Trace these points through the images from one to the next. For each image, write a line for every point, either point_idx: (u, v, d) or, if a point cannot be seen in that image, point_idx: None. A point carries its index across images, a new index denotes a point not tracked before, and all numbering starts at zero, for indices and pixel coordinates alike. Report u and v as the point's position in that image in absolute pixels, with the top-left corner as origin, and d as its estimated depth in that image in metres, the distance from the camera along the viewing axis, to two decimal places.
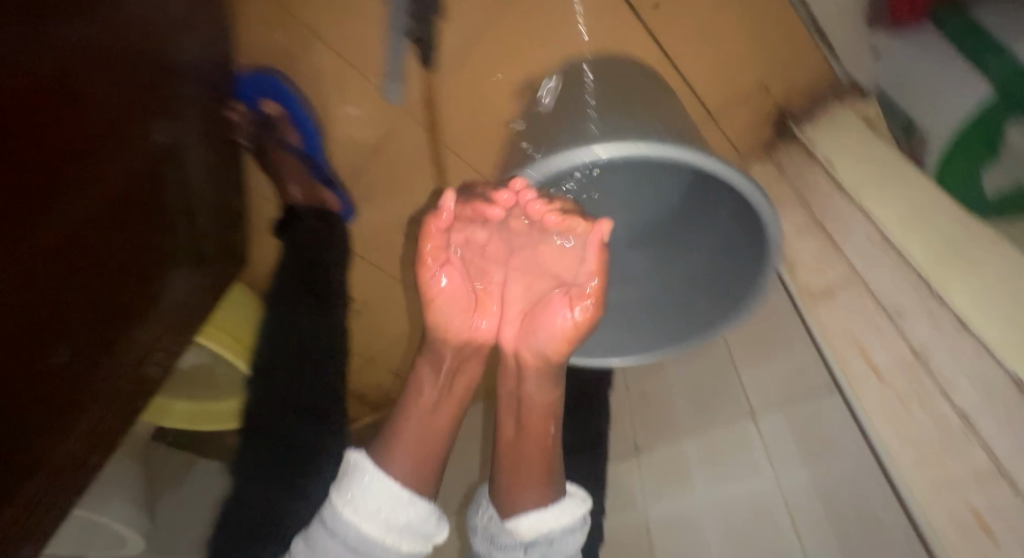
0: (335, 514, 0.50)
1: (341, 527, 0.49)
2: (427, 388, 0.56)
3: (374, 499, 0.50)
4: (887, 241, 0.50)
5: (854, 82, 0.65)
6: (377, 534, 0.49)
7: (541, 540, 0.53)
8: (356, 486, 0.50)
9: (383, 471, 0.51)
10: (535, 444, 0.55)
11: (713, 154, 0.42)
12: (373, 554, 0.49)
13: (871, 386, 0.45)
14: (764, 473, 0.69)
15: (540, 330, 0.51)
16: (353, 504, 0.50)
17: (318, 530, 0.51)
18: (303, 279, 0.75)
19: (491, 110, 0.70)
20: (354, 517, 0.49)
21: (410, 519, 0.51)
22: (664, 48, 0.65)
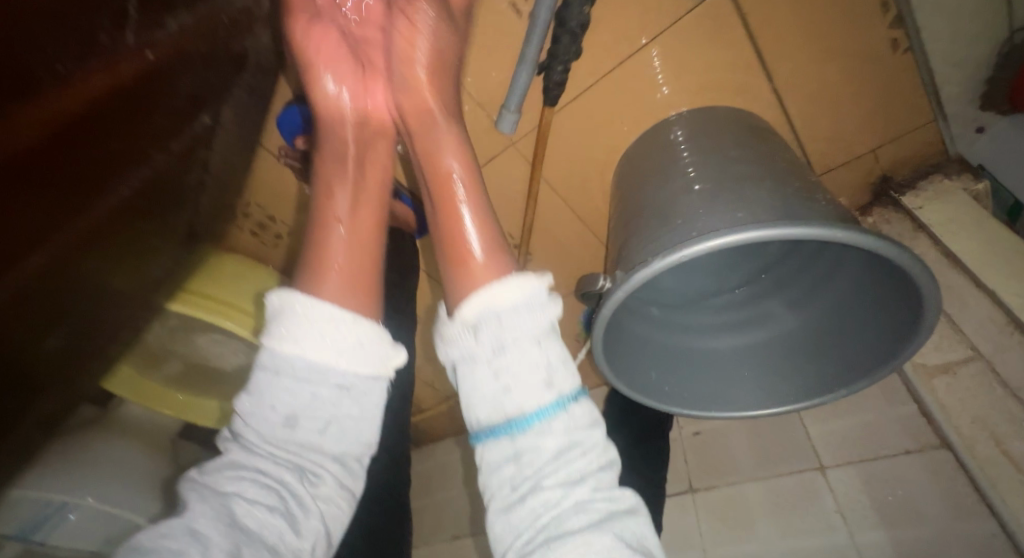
0: (271, 356, 0.41)
1: (286, 367, 0.41)
2: (341, 200, 0.49)
3: (315, 321, 0.41)
4: (1017, 326, 0.50)
5: (962, 158, 0.66)
6: (336, 356, 0.41)
7: (489, 319, 0.41)
8: (291, 311, 0.42)
9: (312, 297, 0.42)
10: (464, 228, 0.46)
11: (858, 229, 0.43)
12: (334, 385, 0.41)
13: (1006, 472, 0.47)
14: (837, 527, 0.71)
15: (405, 64, 0.48)
16: (293, 333, 0.41)
17: (255, 387, 0.41)
18: None
19: (598, 149, 0.69)
20: (300, 349, 0.41)
21: (369, 338, 0.43)
22: (784, 103, 0.64)
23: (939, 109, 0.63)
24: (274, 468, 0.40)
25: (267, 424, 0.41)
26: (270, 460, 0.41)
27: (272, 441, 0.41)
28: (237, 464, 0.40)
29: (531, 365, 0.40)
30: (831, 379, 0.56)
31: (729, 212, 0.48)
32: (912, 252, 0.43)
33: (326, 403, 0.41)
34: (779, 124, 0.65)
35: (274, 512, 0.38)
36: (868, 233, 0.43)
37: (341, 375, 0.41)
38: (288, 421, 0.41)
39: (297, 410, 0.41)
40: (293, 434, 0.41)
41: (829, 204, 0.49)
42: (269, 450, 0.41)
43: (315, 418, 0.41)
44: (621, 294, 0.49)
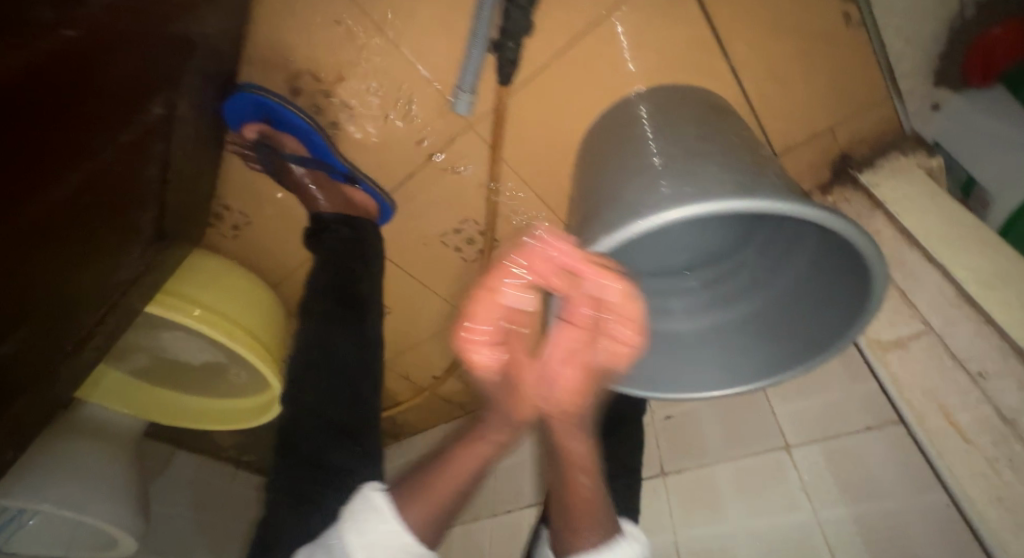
0: (342, 544, 0.45)
1: (345, 555, 0.45)
2: (486, 443, 0.49)
3: (385, 537, 0.45)
4: (965, 298, 0.51)
5: (917, 134, 0.66)
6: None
7: None
8: (365, 529, 0.45)
9: (398, 522, 0.45)
10: (580, 499, 0.50)
11: (808, 202, 0.42)
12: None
13: (953, 442, 0.47)
14: (800, 505, 0.72)
15: (566, 367, 0.50)
16: (361, 545, 0.44)
17: (326, 545, 0.46)
18: (336, 290, 0.69)
19: (557, 131, 0.68)
20: (358, 550, 0.44)
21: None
22: (741, 80, 0.63)
23: (895, 85, 0.63)
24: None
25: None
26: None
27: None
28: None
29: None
30: (788, 359, 0.56)
31: (674, 185, 0.46)
32: (857, 224, 0.43)
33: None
34: (739, 103, 0.65)
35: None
36: (819, 208, 0.42)
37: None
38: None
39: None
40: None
41: (777, 181, 0.49)
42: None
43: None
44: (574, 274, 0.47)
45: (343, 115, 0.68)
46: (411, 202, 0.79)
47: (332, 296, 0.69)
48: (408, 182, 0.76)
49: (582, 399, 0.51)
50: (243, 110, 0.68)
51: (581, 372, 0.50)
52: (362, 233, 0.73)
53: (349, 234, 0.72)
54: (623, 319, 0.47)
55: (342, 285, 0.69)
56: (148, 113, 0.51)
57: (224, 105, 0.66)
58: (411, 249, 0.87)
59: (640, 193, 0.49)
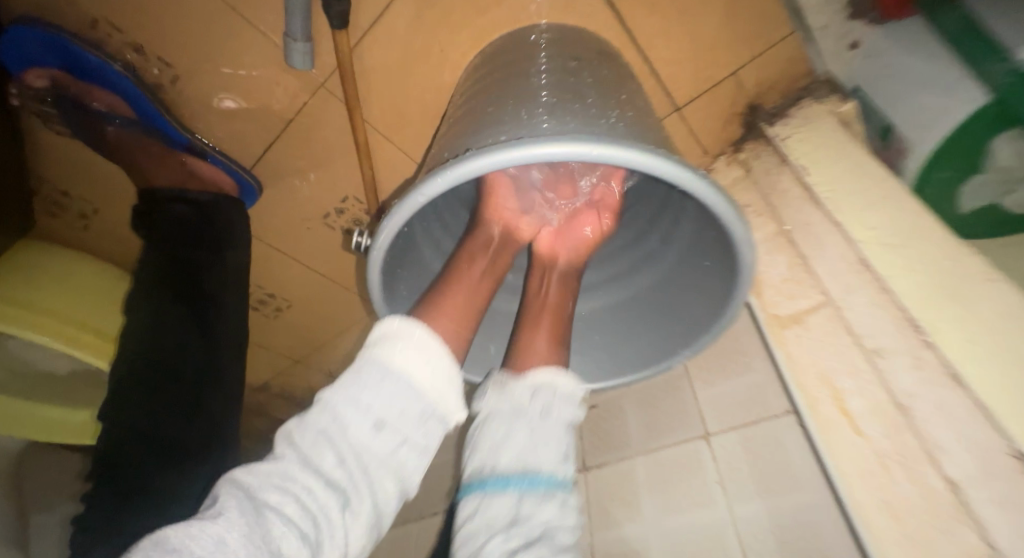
0: (375, 364, 0.36)
1: (372, 375, 0.35)
2: (479, 262, 0.47)
3: (418, 351, 0.36)
4: (864, 262, 0.43)
5: (831, 78, 0.58)
6: (417, 387, 0.35)
7: (546, 393, 0.41)
8: (392, 341, 0.37)
9: (424, 329, 0.37)
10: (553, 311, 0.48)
11: (652, 150, 0.33)
12: (406, 410, 0.35)
13: (845, 436, 0.40)
14: (715, 501, 0.64)
15: (583, 225, 0.52)
16: (396, 355, 0.36)
17: (341, 383, 0.35)
18: (172, 277, 0.60)
19: (424, 86, 0.59)
20: (393, 361, 0.36)
21: (447, 372, 0.37)
22: (622, 16, 0.54)
23: (799, 21, 0.56)
24: (319, 470, 0.32)
25: (325, 428, 0.33)
26: (329, 456, 0.32)
27: (324, 443, 0.32)
28: (282, 466, 0.32)
29: (557, 435, 0.39)
30: (671, 345, 0.49)
31: (500, 135, 0.40)
32: (715, 183, 0.35)
33: (387, 447, 0.34)
34: (624, 45, 0.56)
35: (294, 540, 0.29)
36: (671, 162, 0.34)
37: (425, 406, 0.35)
38: (363, 428, 0.33)
39: (371, 426, 0.33)
40: (359, 452, 0.33)
41: (619, 122, 0.41)
42: (318, 465, 0.32)
43: (389, 432, 0.34)
44: (384, 253, 0.40)
45: (175, 76, 0.59)
46: (279, 175, 0.70)
47: (171, 288, 0.60)
48: (269, 153, 0.67)
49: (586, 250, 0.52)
50: (35, 55, 0.56)
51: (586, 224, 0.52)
52: (209, 211, 0.63)
53: (188, 211, 0.62)
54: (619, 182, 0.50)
55: (183, 274, 0.60)
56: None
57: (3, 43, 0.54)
58: (294, 232, 0.78)
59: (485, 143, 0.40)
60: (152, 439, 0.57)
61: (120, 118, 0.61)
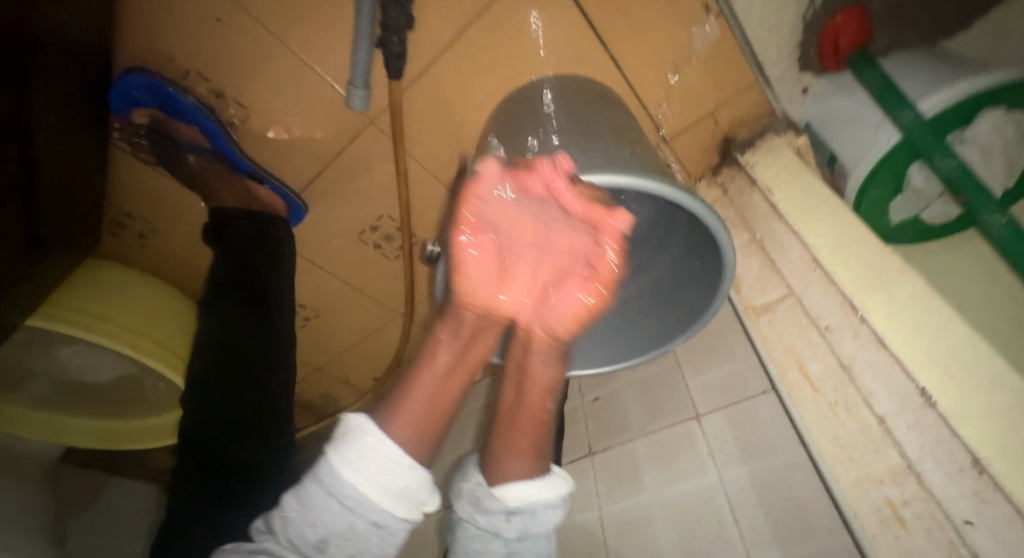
0: (332, 476, 0.44)
1: (335, 485, 0.43)
2: (444, 352, 0.53)
3: (367, 479, 0.44)
4: (817, 261, 0.56)
5: (786, 117, 0.71)
6: (374, 491, 0.44)
7: (525, 509, 0.51)
8: (349, 451, 0.44)
9: (377, 449, 0.45)
10: (529, 416, 0.55)
11: (659, 179, 0.46)
12: (365, 510, 0.44)
13: (806, 393, 0.51)
14: (706, 470, 0.76)
15: (577, 291, 0.52)
16: (353, 468, 0.44)
17: (314, 482, 0.44)
18: (237, 288, 0.69)
19: (458, 123, 0.71)
20: (349, 473, 0.43)
21: (400, 474, 0.45)
22: (622, 68, 0.67)
23: (763, 73, 0.68)
24: (303, 542, 0.44)
25: (305, 514, 0.44)
26: (314, 532, 0.44)
27: (307, 529, 0.44)
28: (282, 529, 0.45)
29: (539, 523, 0.52)
30: (668, 332, 0.60)
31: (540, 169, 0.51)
32: (705, 201, 0.47)
33: (358, 533, 0.44)
34: (624, 90, 0.69)
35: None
36: (672, 187, 0.46)
37: (371, 521, 0.44)
38: (334, 517, 0.43)
39: (340, 521, 0.43)
40: (332, 538, 0.44)
41: (630, 157, 0.53)
42: (305, 543, 0.44)
43: (356, 523, 0.44)
44: (450, 260, 0.51)
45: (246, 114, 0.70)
46: (324, 197, 0.80)
47: (235, 290, 0.69)
48: (318, 179, 0.77)
49: (572, 323, 0.53)
50: (137, 97, 0.67)
51: (575, 293, 0.52)
52: (269, 229, 0.73)
53: (252, 229, 0.72)
54: (607, 260, 0.50)
55: (247, 285, 0.69)
56: (34, 127, 0.54)
57: (113, 89, 0.66)
58: (332, 247, 0.89)
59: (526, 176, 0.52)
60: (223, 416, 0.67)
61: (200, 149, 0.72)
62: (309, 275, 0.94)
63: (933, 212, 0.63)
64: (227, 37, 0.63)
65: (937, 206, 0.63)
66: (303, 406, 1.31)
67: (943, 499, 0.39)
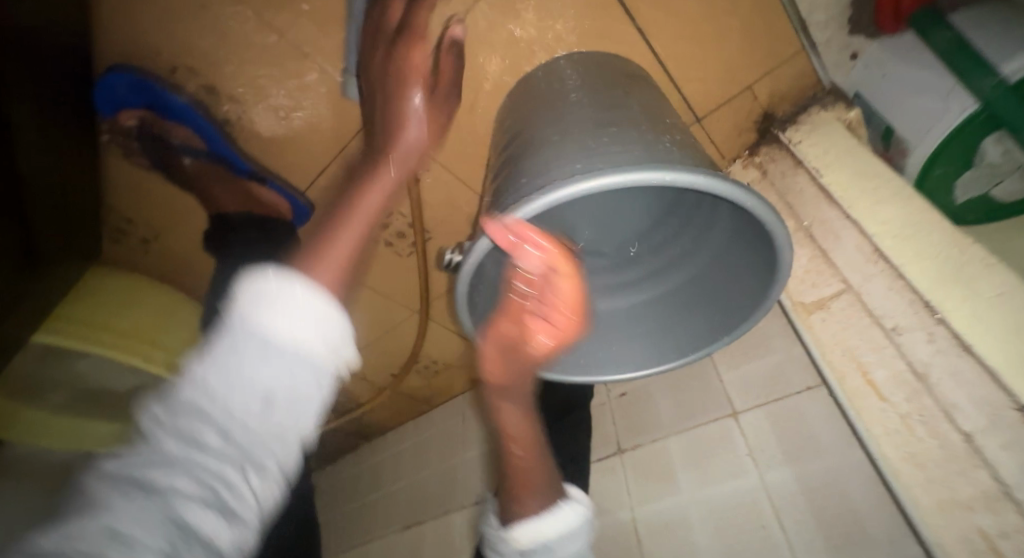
0: (247, 328, 0.29)
1: (250, 350, 0.28)
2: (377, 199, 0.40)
3: (299, 322, 0.29)
4: (878, 252, 0.50)
5: (835, 87, 0.64)
6: (313, 350, 0.29)
7: (538, 548, 0.48)
8: (273, 300, 0.30)
9: (298, 289, 0.30)
10: (519, 466, 0.51)
11: (716, 173, 0.40)
12: (295, 388, 0.29)
13: (871, 402, 0.47)
14: (746, 471, 0.71)
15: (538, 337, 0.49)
16: (276, 315, 0.29)
17: (213, 358, 0.28)
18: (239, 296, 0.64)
19: (471, 109, 0.65)
20: (273, 332, 0.29)
21: (337, 332, 0.31)
22: (651, 40, 0.60)
23: (808, 38, 0.62)
24: (187, 464, 0.27)
25: (197, 416, 0.27)
26: (212, 442, 0.27)
27: (195, 442, 0.27)
28: (159, 451, 0.27)
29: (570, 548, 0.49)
30: (707, 334, 0.54)
31: (567, 162, 0.45)
32: (762, 195, 0.41)
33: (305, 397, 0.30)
34: (652, 65, 0.62)
35: (199, 510, 0.26)
36: (731, 182, 0.40)
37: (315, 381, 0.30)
38: (253, 408, 0.28)
39: (257, 413, 0.28)
40: (267, 433, 0.28)
41: (671, 146, 0.46)
42: (209, 456, 0.27)
43: (279, 416, 0.28)
44: (473, 265, 0.46)
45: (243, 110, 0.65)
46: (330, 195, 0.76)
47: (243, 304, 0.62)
48: (324, 174, 0.72)
49: (528, 366, 0.51)
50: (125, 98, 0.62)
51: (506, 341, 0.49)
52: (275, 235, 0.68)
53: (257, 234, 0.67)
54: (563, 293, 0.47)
55: None
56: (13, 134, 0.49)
57: (98, 92, 0.61)
58: None
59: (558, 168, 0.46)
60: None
61: (195, 151, 0.67)
62: None
63: (1007, 188, 0.57)
64: (218, 26, 0.57)
65: (1012, 182, 0.57)
66: None
67: None
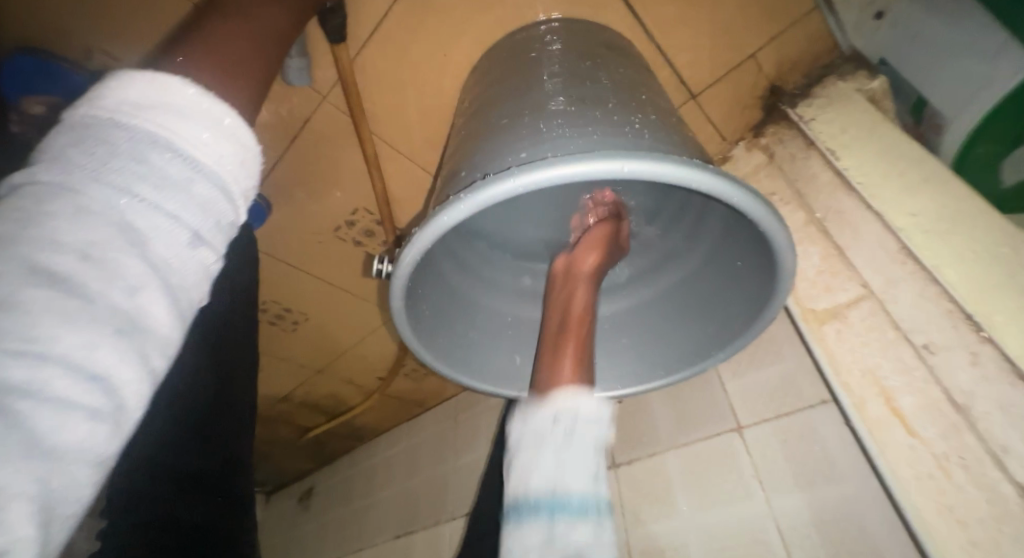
0: (145, 137, 0.24)
1: (170, 167, 0.23)
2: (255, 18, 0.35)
3: (210, 141, 0.25)
4: (906, 252, 0.41)
5: (854, 52, 0.54)
6: (227, 175, 0.26)
7: (565, 416, 0.34)
8: (178, 112, 0.25)
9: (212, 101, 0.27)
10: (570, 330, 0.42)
11: (697, 165, 0.31)
12: (216, 221, 0.25)
13: (896, 437, 0.38)
14: (752, 495, 0.63)
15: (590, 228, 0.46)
16: (184, 129, 0.25)
17: (107, 174, 0.21)
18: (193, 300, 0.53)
19: (430, 91, 0.58)
20: (191, 150, 0.25)
21: (256, 164, 0.29)
22: (632, 4, 0.51)
23: None
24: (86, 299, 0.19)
25: (109, 233, 0.20)
26: (130, 271, 0.21)
27: (102, 267, 0.20)
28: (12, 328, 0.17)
29: (587, 457, 0.32)
30: (698, 352, 0.46)
31: (513, 152, 0.37)
32: (757, 191, 0.33)
33: (220, 232, 0.25)
34: (635, 34, 0.53)
35: (80, 420, 0.18)
36: (715, 177, 0.32)
37: (226, 216, 0.26)
38: (171, 236, 0.23)
39: (184, 240, 0.23)
40: (177, 269, 0.23)
41: (644, 129, 0.38)
42: (99, 308, 0.19)
43: (208, 247, 0.24)
44: (406, 279, 0.38)
45: None
46: (287, 191, 0.68)
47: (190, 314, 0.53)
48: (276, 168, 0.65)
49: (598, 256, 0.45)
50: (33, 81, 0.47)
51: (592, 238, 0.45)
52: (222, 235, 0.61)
53: None
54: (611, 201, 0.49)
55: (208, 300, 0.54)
56: None
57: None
58: (307, 246, 0.78)
59: (505, 157, 0.37)
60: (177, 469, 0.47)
61: None
62: (291, 279, 0.84)
63: None
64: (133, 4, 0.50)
65: None
66: (307, 407, 1.24)
67: None
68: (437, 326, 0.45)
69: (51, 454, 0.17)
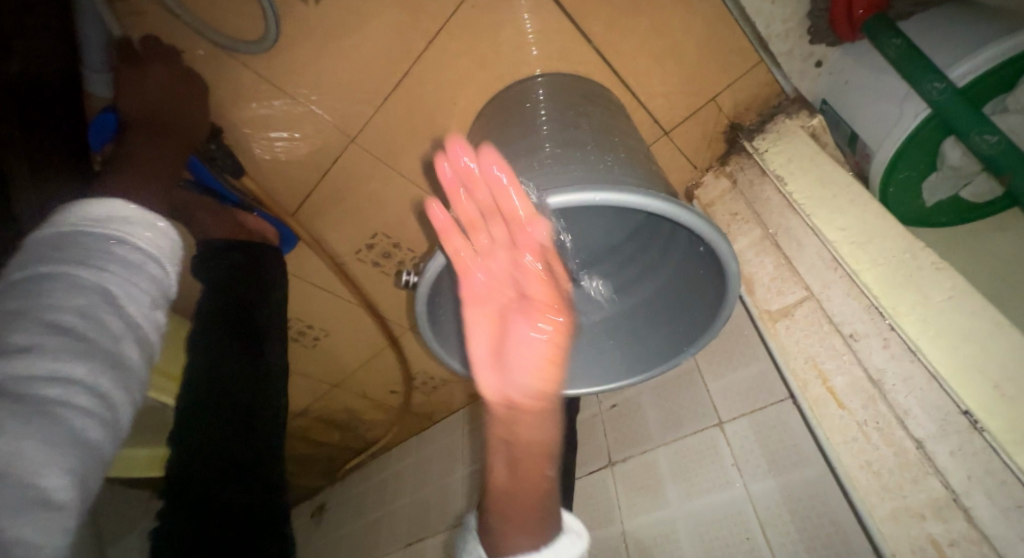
0: (107, 241, 0.39)
1: (129, 255, 0.40)
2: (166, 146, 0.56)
3: (150, 238, 0.43)
4: (836, 258, 0.50)
5: (799, 94, 0.65)
6: (162, 260, 0.43)
7: None
8: (127, 224, 0.42)
9: (144, 210, 0.44)
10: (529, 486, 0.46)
11: (653, 193, 0.41)
12: (161, 289, 0.42)
13: (831, 411, 0.46)
14: (732, 482, 0.70)
15: (540, 328, 0.48)
16: (133, 234, 0.41)
17: (91, 263, 0.37)
18: (219, 314, 0.63)
19: (440, 132, 0.68)
20: (143, 243, 0.42)
21: (179, 247, 0.46)
22: (611, 59, 0.62)
23: (767, 50, 0.62)
24: (91, 342, 0.35)
25: (94, 300, 0.36)
26: (112, 323, 0.37)
27: (95, 322, 0.35)
28: (54, 361, 0.32)
29: None
30: (670, 351, 0.55)
31: (512, 186, 0.46)
32: (701, 214, 0.42)
33: (159, 301, 0.42)
34: (614, 84, 0.63)
35: (95, 422, 0.33)
36: (666, 201, 0.41)
37: (162, 290, 0.43)
38: (138, 303, 0.39)
39: (144, 305, 0.40)
40: (137, 328, 0.39)
41: (614, 165, 0.47)
42: (102, 349, 0.35)
43: (158, 308, 0.41)
44: (429, 286, 0.47)
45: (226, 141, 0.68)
46: (315, 219, 0.78)
47: (228, 325, 0.63)
48: (308, 200, 0.75)
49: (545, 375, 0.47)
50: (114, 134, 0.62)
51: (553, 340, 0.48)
52: (258, 259, 0.70)
53: (241, 259, 0.68)
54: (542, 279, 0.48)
55: (236, 313, 0.64)
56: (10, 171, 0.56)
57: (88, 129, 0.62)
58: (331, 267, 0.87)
59: (507, 191, 0.46)
60: (219, 456, 0.57)
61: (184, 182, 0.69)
62: (314, 297, 0.93)
63: (977, 188, 0.56)
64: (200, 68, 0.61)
65: (980, 182, 0.55)
66: (323, 422, 1.32)
67: (997, 541, 0.33)
68: (451, 332, 0.54)
69: (84, 445, 0.32)
